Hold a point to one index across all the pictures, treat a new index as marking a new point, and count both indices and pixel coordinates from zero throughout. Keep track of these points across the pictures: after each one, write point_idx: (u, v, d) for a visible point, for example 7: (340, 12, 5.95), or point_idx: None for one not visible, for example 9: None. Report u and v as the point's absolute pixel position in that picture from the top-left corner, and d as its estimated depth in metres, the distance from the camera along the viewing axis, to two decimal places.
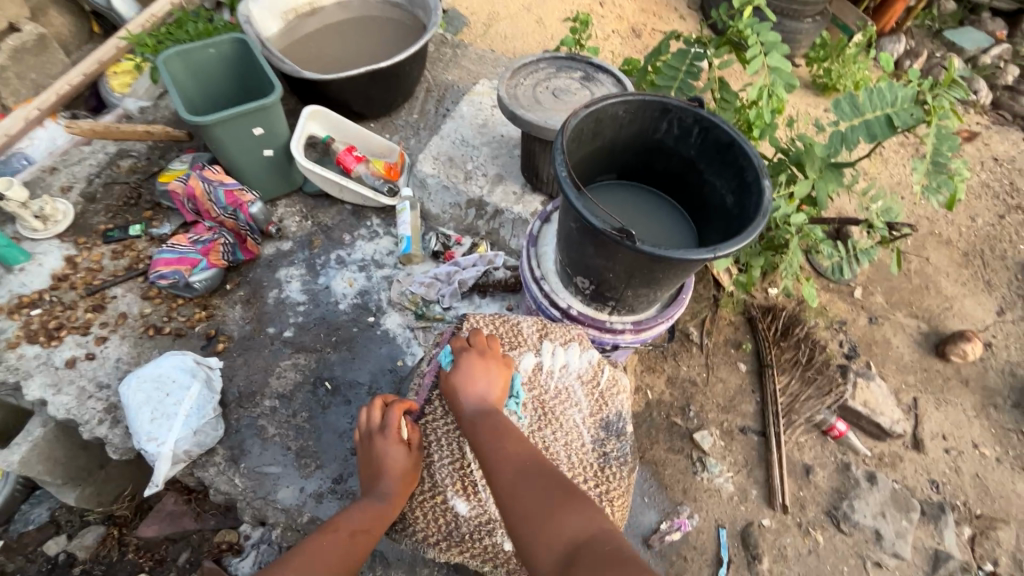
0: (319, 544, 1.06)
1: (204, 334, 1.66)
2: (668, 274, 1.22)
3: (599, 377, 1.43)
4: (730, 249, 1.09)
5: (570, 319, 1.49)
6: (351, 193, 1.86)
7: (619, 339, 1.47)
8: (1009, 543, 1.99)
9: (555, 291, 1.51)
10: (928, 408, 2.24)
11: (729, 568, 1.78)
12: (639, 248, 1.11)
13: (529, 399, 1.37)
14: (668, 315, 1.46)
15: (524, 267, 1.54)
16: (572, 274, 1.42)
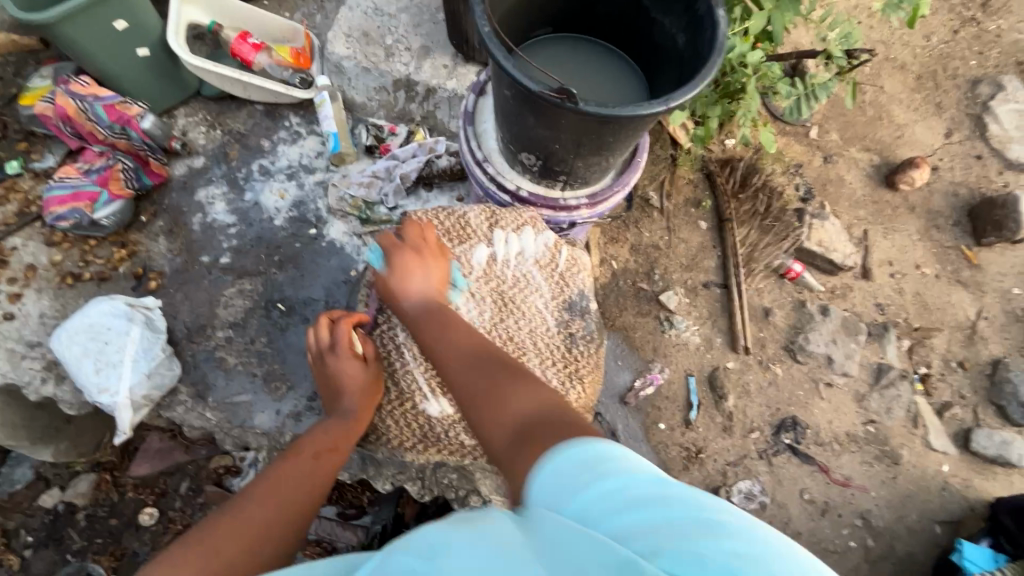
0: (285, 466, 1.03)
1: (132, 274, 1.53)
2: (619, 136, 1.12)
3: (559, 259, 1.39)
4: (680, 97, 1.00)
5: (521, 202, 1.41)
6: (258, 91, 1.63)
7: (575, 217, 1.42)
8: (941, 348, 2.21)
9: (501, 172, 1.41)
10: (876, 238, 2.33)
11: (698, 410, 1.94)
12: (583, 108, 1.00)
13: (484, 291, 1.34)
14: (623, 182, 1.38)
15: (464, 150, 1.41)
16: (516, 151, 1.31)
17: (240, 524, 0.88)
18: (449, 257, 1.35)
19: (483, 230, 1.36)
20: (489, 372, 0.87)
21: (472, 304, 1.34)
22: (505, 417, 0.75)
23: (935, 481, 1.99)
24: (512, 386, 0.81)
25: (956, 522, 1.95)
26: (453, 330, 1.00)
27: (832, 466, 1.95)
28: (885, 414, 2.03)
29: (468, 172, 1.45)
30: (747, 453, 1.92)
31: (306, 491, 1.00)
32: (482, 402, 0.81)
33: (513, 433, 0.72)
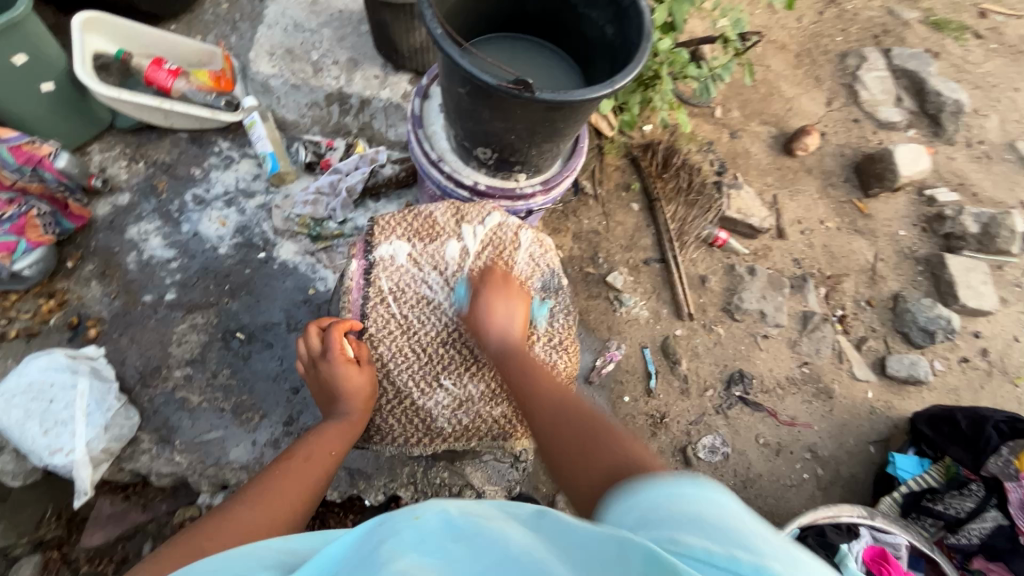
0: (274, 480, 1.02)
1: (66, 325, 1.41)
2: (570, 120, 1.19)
3: (521, 246, 1.40)
4: (625, 79, 1.08)
5: (479, 196, 1.45)
6: (181, 117, 1.57)
7: (531, 205, 1.47)
8: (851, 290, 2.49)
9: (456, 169, 1.44)
10: (785, 201, 2.59)
11: (657, 378, 2.06)
12: (539, 97, 1.06)
13: (462, 283, 1.37)
14: (571, 168, 1.46)
15: (417, 153, 1.44)
16: (471, 147, 1.35)
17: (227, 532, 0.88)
18: (422, 257, 1.37)
19: (451, 223, 1.39)
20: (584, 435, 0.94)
21: (453, 296, 1.36)
22: (594, 469, 0.85)
23: (864, 407, 2.24)
24: (605, 442, 0.90)
25: (885, 440, 2.20)
26: (540, 392, 1.10)
27: (779, 409, 2.14)
28: (815, 355, 2.26)
29: (423, 173, 1.48)
30: (705, 410, 2.07)
31: (292, 503, 0.99)
32: (580, 459, 0.89)
33: (605, 480, 0.81)
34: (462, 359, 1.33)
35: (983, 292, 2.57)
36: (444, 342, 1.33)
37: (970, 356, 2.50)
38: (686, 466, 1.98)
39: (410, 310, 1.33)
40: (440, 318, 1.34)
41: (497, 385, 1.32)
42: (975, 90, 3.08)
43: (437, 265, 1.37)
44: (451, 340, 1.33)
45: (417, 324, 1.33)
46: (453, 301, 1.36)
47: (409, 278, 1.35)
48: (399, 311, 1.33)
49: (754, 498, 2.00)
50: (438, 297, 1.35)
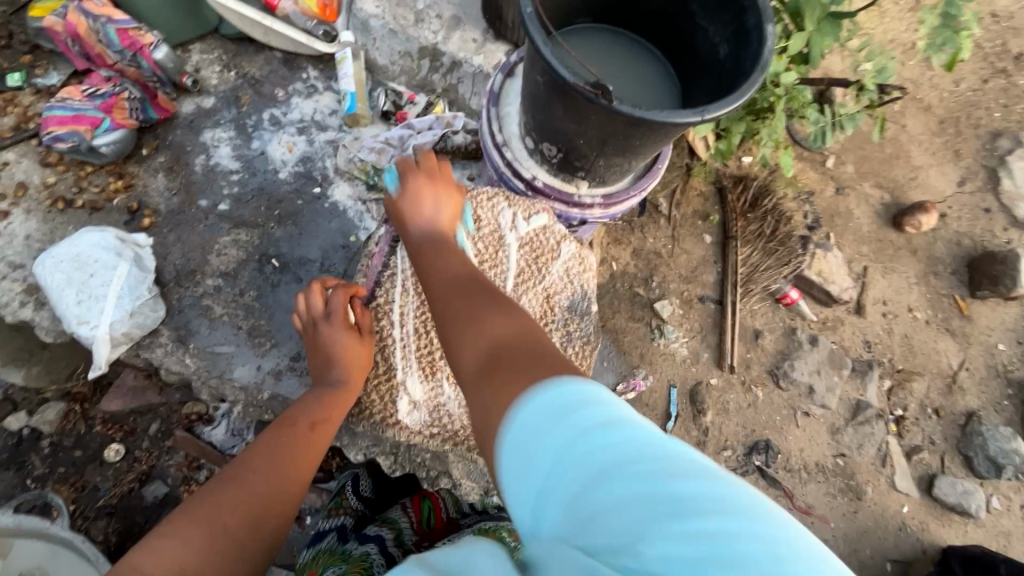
0: (277, 445, 1.06)
1: (126, 208, 1.50)
2: (646, 140, 1.09)
3: (555, 255, 1.34)
4: (718, 111, 0.97)
5: (534, 192, 1.38)
6: (279, 38, 1.58)
7: (586, 215, 1.39)
8: (920, 392, 2.24)
9: (518, 159, 1.37)
10: (875, 276, 2.34)
11: (675, 421, 1.95)
12: (617, 108, 0.97)
13: (487, 277, 1.29)
14: (639, 188, 1.36)
15: (485, 131, 1.38)
16: (539, 140, 1.28)
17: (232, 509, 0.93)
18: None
19: (493, 213, 1.30)
20: (475, 307, 0.88)
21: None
22: (473, 349, 0.80)
23: (894, 520, 2.03)
24: (487, 320, 0.84)
25: (907, 562, 1.99)
26: (443, 257, 1.05)
27: (797, 493, 1.97)
28: (856, 450, 2.06)
29: (486, 154, 1.43)
30: (716, 469, 1.94)
31: (302, 470, 1.06)
32: (455, 340, 0.85)
33: (484, 357, 0.76)
34: None
35: None
36: None
37: None
38: None
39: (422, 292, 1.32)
40: None
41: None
42: None
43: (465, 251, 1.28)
44: None
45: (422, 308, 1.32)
46: None
47: None
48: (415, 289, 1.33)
49: None
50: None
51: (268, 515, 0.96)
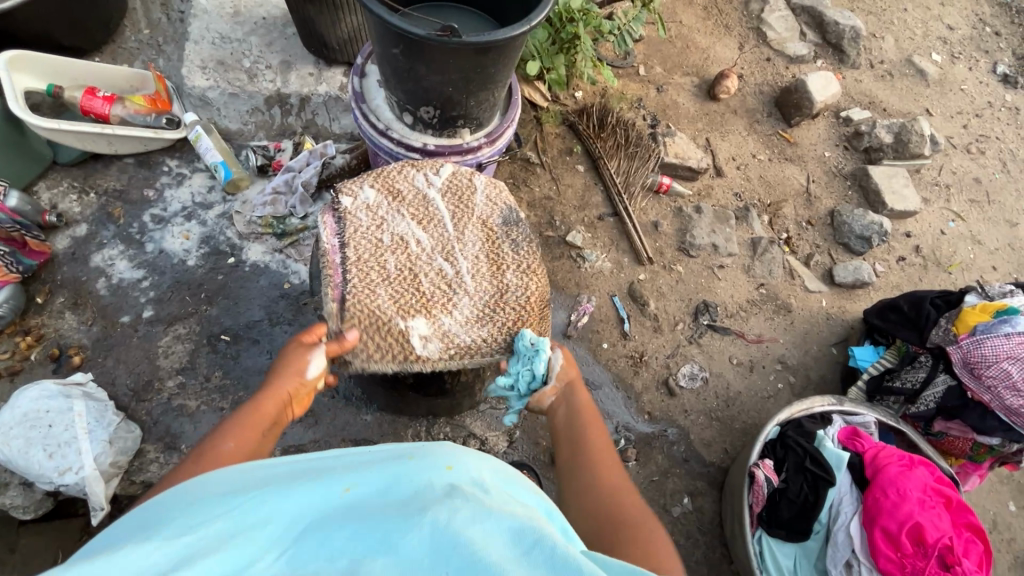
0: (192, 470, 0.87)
1: (48, 357, 1.41)
2: (498, 64, 1.28)
3: (474, 187, 1.43)
4: (541, 15, 1.18)
5: (431, 157, 1.49)
6: (126, 142, 1.59)
7: (479, 158, 1.52)
8: (791, 213, 2.69)
9: (405, 135, 1.48)
10: (718, 142, 2.76)
11: (630, 321, 2.18)
12: (465, 40, 1.15)
13: (429, 231, 1.37)
14: (509, 119, 1.54)
15: (365, 126, 1.48)
16: (414, 108, 1.41)
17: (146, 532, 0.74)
18: (386, 206, 1.38)
19: (409, 180, 1.40)
20: (610, 516, 0.93)
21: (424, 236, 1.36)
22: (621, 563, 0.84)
23: (820, 314, 2.43)
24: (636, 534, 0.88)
25: (844, 339, 2.38)
26: (598, 461, 1.04)
27: (745, 329, 2.29)
28: (769, 276, 2.43)
29: (374, 146, 1.52)
30: (679, 342, 2.19)
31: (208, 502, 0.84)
32: (605, 529, 0.91)
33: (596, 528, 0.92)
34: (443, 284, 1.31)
35: (906, 195, 2.82)
36: (418, 268, 1.31)
37: (906, 254, 2.74)
38: (672, 397, 2.10)
39: (386, 257, 1.31)
40: (413, 254, 1.32)
41: (479, 308, 1.31)
42: (868, 18, 3.39)
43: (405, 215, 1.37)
44: (425, 265, 1.32)
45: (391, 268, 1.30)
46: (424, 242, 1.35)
47: (374, 221, 1.35)
48: (375, 262, 1.30)
49: (739, 415, 2.13)
50: (410, 237, 1.35)
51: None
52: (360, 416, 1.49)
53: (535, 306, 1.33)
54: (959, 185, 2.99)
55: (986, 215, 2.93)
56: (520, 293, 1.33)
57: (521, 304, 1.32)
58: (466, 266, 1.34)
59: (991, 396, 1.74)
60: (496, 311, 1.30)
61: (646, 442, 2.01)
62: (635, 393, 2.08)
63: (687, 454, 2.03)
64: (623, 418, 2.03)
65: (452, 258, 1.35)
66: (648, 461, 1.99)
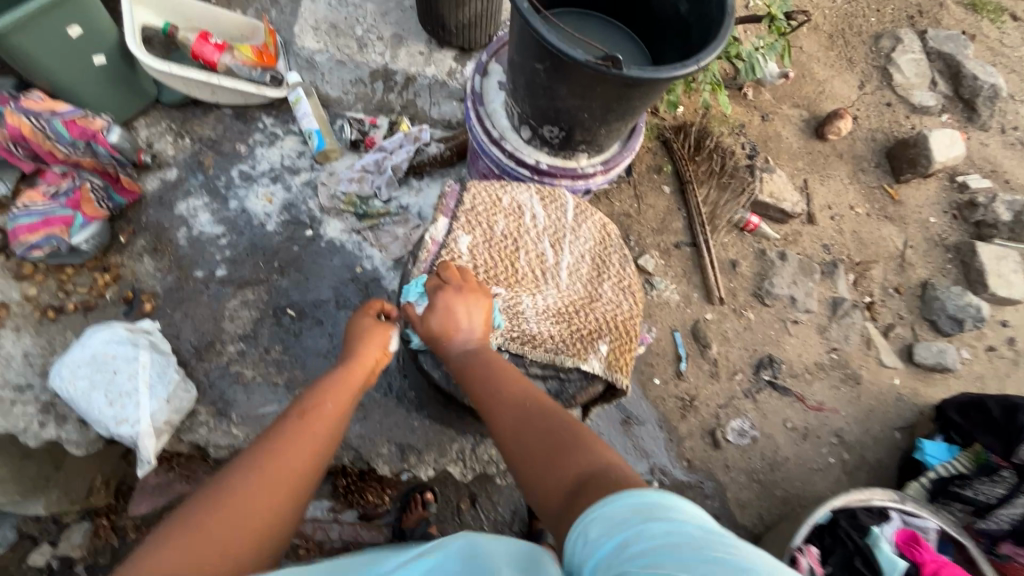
0: (275, 439, 0.91)
1: (122, 298, 1.43)
2: (644, 100, 1.18)
3: (565, 205, 1.32)
4: (709, 57, 1.07)
5: (541, 176, 1.40)
6: (228, 94, 1.58)
7: (590, 184, 1.42)
8: (880, 276, 2.49)
9: (518, 148, 1.38)
10: (816, 186, 2.57)
11: (687, 361, 2.07)
12: (624, 73, 1.05)
13: (547, 210, 1.31)
14: (631, 148, 1.41)
15: (479, 131, 1.39)
16: (538, 124, 1.32)
17: (214, 538, 0.77)
18: (485, 226, 1.25)
19: (512, 195, 1.29)
20: (548, 439, 0.87)
21: (523, 257, 1.24)
22: (563, 474, 0.79)
23: (891, 393, 2.25)
24: (570, 445, 0.84)
25: (912, 426, 2.21)
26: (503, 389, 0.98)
27: (807, 394, 2.15)
28: (844, 342, 2.27)
29: (482, 152, 1.43)
30: (734, 393, 2.08)
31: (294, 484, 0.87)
32: (535, 461, 0.85)
33: (574, 486, 0.76)
34: (535, 279, 1.24)
35: (1012, 281, 2.56)
36: (518, 252, 1.25)
37: (998, 345, 2.50)
38: (715, 449, 2.00)
39: (494, 229, 1.25)
40: (520, 239, 1.26)
41: (568, 334, 1.20)
42: (1010, 75, 3.06)
43: (514, 201, 1.29)
44: (525, 256, 1.25)
45: (496, 240, 1.24)
46: (533, 234, 1.27)
47: (492, 198, 1.28)
48: (486, 219, 1.26)
49: (781, 482, 2.01)
50: (507, 261, 1.23)
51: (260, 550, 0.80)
52: (408, 419, 1.45)
53: (625, 327, 1.24)
54: None
55: None
56: (612, 310, 1.25)
57: (608, 317, 1.25)
58: (570, 264, 1.27)
59: None
60: (577, 321, 1.22)
61: (680, 489, 1.92)
62: (679, 437, 1.98)
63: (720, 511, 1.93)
64: (661, 461, 1.94)
65: (557, 248, 1.28)
66: None
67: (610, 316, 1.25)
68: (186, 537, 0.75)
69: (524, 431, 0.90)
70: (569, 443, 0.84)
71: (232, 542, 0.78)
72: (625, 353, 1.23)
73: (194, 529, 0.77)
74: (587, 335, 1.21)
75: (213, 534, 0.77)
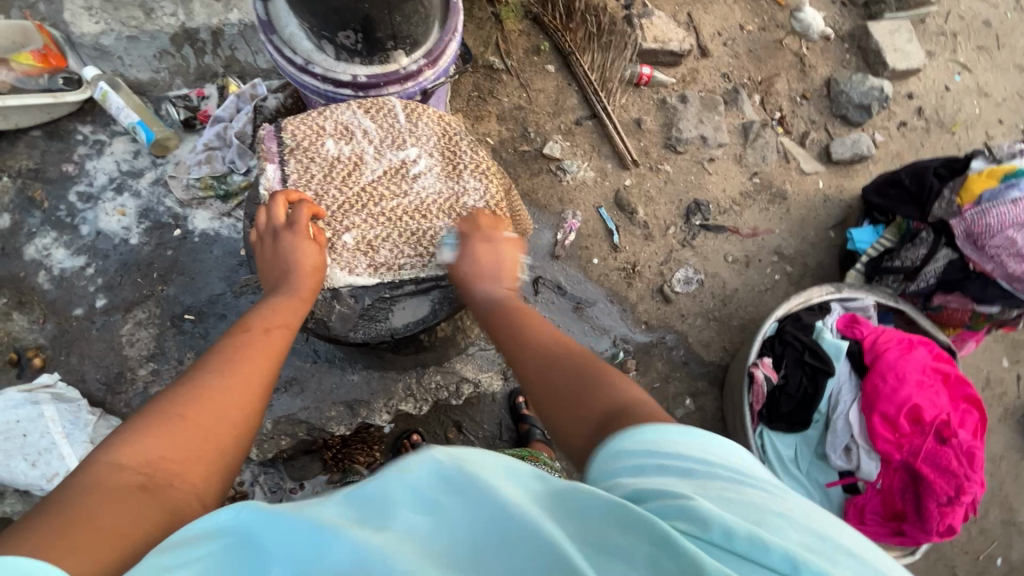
0: (234, 353, 0.90)
1: (8, 362, 1.37)
2: None
3: (393, 110, 1.26)
4: None
5: (364, 91, 1.30)
6: (26, 113, 1.46)
7: (423, 83, 1.32)
8: (785, 88, 2.47)
9: (330, 68, 1.27)
10: (701, 16, 2.47)
11: (619, 232, 2.08)
12: None
13: (378, 121, 1.25)
14: (451, 30, 1.31)
15: (281, 61, 1.27)
16: (331, 33, 1.20)
17: (192, 437, 0.76)
18: (317, 156, 1.20)
19: (334, 118, 1.23)
20: (574, 380, 0.89)
21: (369, 174, 1.21)
22: (590, 412, 0.82)
23: (817, 198, 2.32)
24: (595, 387, 0.85)
25: (843, 221, 2.29)
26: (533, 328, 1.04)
27: (740, 225, 2.20)
28: (763, 163, 2.30)
29: (299, 84, 1.32)
30: (672, 247, 2.11)
31: (246, 399, 0.84)
32: (563, 402, 0.87)
33: (598, 424, 0.78)
34: (391, 197, 1.21)
35: (909, 52, 2.57)
36: (364, 179, 1.21)
37: (908, 119, 2.55)
38: (668, 303, 2.06)
39: (329, 163, 1.20)
40: (360, 162, 1.22)
41: (448, 242, 1.19)
42: None
43: (336, 128, 1.23)
44: (373, 181, 1.21)
45: (335, 174, 1.20)
46: (371, 155, 1.22)
47: (316, 135, 1.22)
48: (316, 151, 1.21)
49: (736, 312, 2.11)
50: (354, 184, 1.20)
51: (225, 457, 0.78)
52: (345, 376, 1.52)
53: (500, 210, 1.23)
54: (967, 32, 2.73)
55: (995, 62, 2.70)
56: (479, 199, 1.23)
57: (480, 206, 1.22)
58: (426, 164, 1.24)
59: (994, 265, 1.68)
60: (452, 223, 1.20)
61: (645, 350, 2.00)
62: (631, 304, 2.03)
63: (686, 357, 2.03)
64: (621, 331, 2.00)
65: (405, 154, 1.24)
66: (648, 369, 2.00)
67: (480, 204, 1.23)
68: (160, 432, 0.74)
69: (553, 377, 0.91)
70: (594, 382, 0.86)
71: (204, 450, 0.76)
72: (509, 238, 1.22)
73: (172, 420, 0.76)
74: (464, 232, 1.19)
75: (194, 433, 0.76)
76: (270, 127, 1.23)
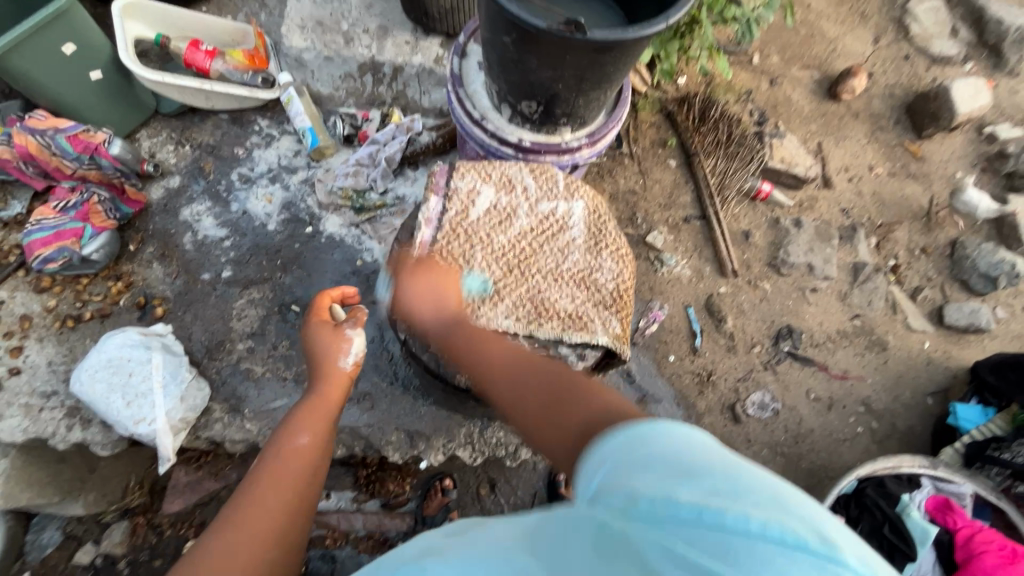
0: (258, 473, 0.90)
1: (135, 304, 1.52)
2: (618, 65, 1.19)
3: (556, 177, 1.34)
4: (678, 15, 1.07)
5: (524, 153, 1.42)
6: (222, 99, 1.67)
7: (578, 158, 1.42)
8: (905, 238, 2.38)
9: (500, 127, 1.40)
10: (830, 148, 2.47)
11: (702, 336, 2.04)
12: (590, 37, 1.06)
13: (539, 183, 1.33)
14: (617, 118, 1.42)
15: (459, 111, 1.41)
16: (516, 101, 1.33)
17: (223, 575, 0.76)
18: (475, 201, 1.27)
19: (502, 170, 1.32)
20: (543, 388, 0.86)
21: (519, 227, 1.28)
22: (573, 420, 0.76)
23: (920, 358, 2.16)
24: (571, 394, 0.81)
25: (945, 391, 2.12)
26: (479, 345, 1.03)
27: (830, 363, 2.09)
28: (867, 308, 2.20)
29: (465, 134, 1.44)
30: (753, 366, 2.03)
31: (275, 514, 0.85)
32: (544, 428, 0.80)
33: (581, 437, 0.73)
34: (535, 255, 1.27)
35: None
36: (518, 234, 1.27)
37: None
38: (737, 423, 1.96)
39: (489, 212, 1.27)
40: (514, 214, 1.29)
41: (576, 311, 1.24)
42: None
43: (501, 180, 1.31)
44: (523, 237, 1.27)
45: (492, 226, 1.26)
46: (526, 211, 1.30)
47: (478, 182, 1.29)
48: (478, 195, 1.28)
49: (808, 454, 1.96)
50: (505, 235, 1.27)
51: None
52: (415, 406, 1.54)
53: (627, 296, 1.30)
54: None
55: None
56: (611, 279, 1.29)
57: (612, 288, 1.29)
58: (574, 234, 1.31)
59: None
60: (585, 296, 1.26)
61: None
62: (697, 413, 1.95)
63: None
64: None
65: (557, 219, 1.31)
66: None
67: (610, 284, 1.30)
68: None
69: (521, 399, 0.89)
70: (568, 392, 0.82)
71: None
72: (627, 325, 1.29)
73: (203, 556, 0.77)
74: (590, 306, 1.25)
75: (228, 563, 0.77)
76: (444, 167, 1.31)
